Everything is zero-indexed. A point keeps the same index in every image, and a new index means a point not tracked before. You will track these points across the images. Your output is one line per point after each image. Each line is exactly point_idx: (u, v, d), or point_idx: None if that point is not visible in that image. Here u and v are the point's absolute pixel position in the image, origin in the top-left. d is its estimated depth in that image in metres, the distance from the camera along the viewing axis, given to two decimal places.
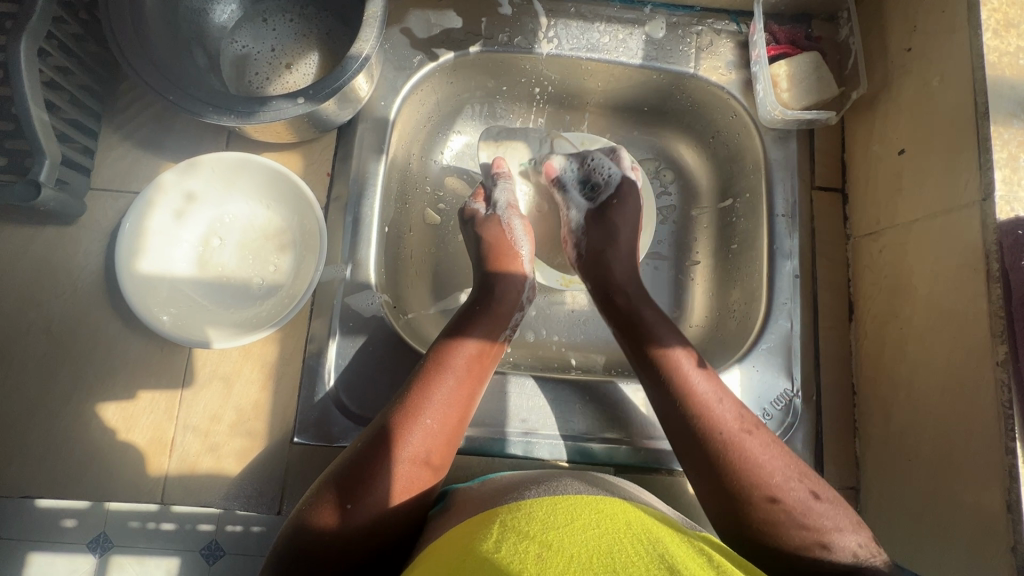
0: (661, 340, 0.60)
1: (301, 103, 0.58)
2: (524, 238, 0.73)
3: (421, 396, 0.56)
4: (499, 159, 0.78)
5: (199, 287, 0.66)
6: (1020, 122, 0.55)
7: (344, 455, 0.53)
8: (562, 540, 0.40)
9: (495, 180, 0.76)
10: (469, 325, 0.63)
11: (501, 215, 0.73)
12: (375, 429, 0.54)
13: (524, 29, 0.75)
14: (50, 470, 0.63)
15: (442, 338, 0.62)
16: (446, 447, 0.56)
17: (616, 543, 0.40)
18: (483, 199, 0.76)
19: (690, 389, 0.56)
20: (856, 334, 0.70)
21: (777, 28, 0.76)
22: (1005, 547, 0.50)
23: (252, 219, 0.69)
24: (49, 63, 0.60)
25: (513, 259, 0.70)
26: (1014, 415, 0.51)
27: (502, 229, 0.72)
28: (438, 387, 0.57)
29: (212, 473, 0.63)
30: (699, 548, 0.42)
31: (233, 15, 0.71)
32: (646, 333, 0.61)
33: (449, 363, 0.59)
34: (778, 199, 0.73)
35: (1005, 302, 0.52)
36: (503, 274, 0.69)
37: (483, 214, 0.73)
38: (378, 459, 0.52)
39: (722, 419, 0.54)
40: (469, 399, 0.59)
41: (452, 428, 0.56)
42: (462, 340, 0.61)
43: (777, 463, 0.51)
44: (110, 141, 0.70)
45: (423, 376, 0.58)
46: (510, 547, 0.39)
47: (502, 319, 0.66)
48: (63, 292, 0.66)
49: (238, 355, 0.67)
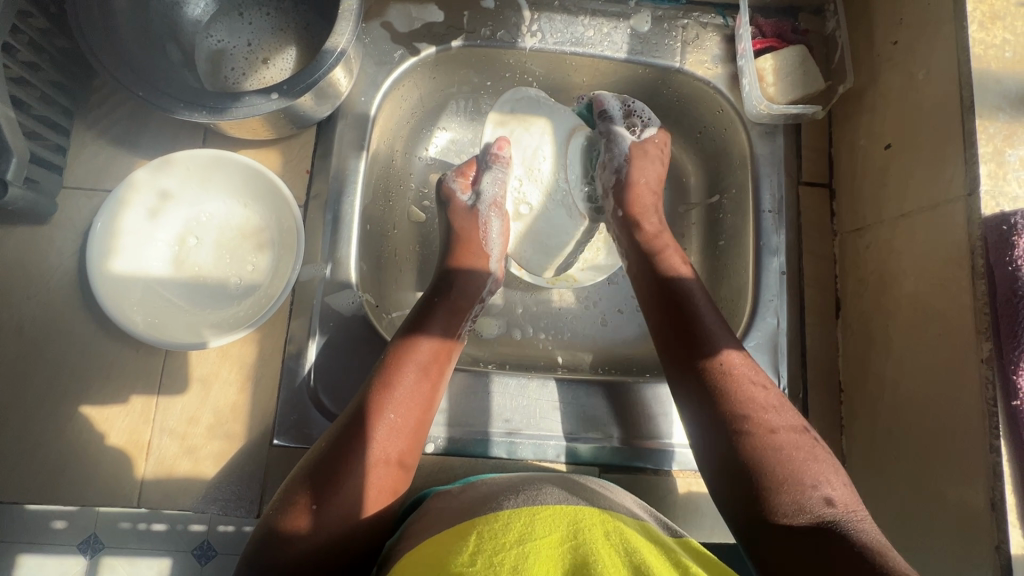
0: (710, 333, 0.58)
1: (276, 99, 0.57)
2: (500, 237, 0.72)
3: (382, 400, 0.55)
4: (503, 141, 0.73)
5: (175, 287, 0.65)
6: (1005, 115, 0.54)
7: (309, 455, 0.53)
8: (537, 554, 0.39)
9: (490, 163, 0.73)
10: (426, 322, 0.62)
11: (483, 211, 0.71)
12: (338, 429, 0.54)
13: (507, 23, 0.74)
14: (24, 476, 0.62)
15: (400, 333, 0.61)
16: (410, 448, 0.55)
17: (592, 556, 0.39)
18: (470, 180, 0.73)
19: (735, 389, 0.54)
20: (843, 330, 0.70)
21: (763, 21, 0.75)
22: (989, 546, 0.49)
23: (229, 217, 0.68)
24: (16, 58, 0.58)
25: (477, 238, 0.70)
26: (998, 413, 0.50)
27: (476, 220, 0.70)
28: (400, 381, 0.56)
29: (190, 477, 0.62)
30: (677, 561, 0.41)
31: (208, 10, 0.70)
32: (697, 326, 0.59)
33: (409, 359, 0.58)
34: (765, 195, 0.72)
35: (989, 299, 0.52)
36: (457, 268, 0.67)
37: (464, 203, 0.71)
38: (341, 463, 0.51)
39: (757, 413, 0.53)
40: (433, 390, 0.59)
41: (413, 425, 0.56)
42: (417, 340, 0.60)
43: (814, 464, 0.50)
44: (83, 140, 0.69)
45: (381, 378, 0.57)
46: (486, 560, 0.39)
47: (460, 310, 0.65)
48: (36, 294, 0.65)
49: (215, 357, 0.65)
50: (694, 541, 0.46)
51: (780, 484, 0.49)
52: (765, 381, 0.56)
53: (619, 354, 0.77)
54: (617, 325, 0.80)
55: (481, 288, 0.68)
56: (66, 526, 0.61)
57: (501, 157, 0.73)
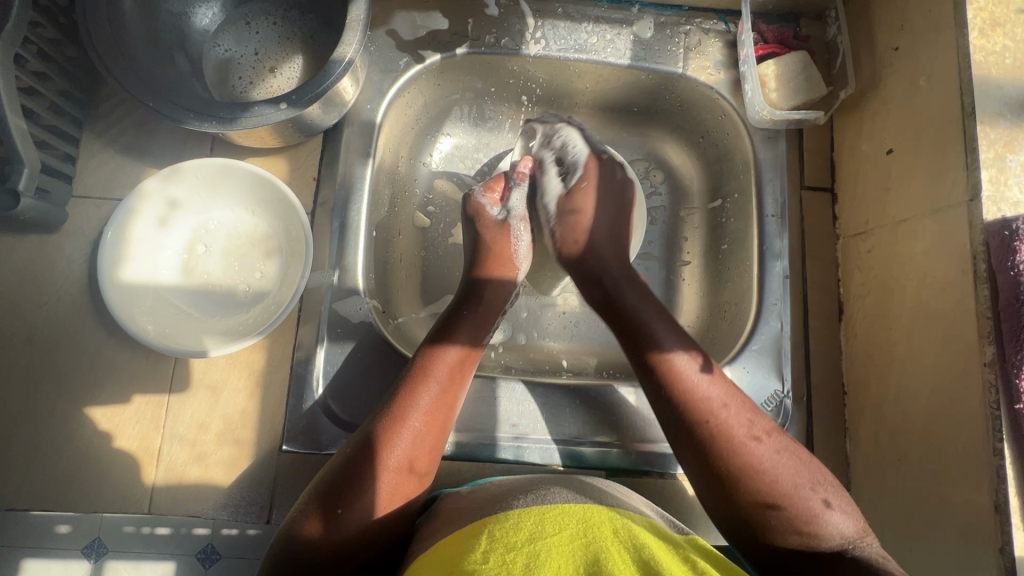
0: (660, 343, 0.58)
1: (285, 109, 0.57)
2: (525, 255, 0.70)
3: (407, 404, 0.56)
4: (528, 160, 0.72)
5: (185, 295, 0.66)
6: (1007, 122, 0.55)
7: (328, 465, 0.54)
8: (549, 550, 0.40)
9: (517, 180, 0.71)
10: (451, 331, 0.62)
11: (516, 225, 0.69)
12: (358, 438, 0.55)
13: (511, 30, 0.75)
14: (35, 482, 0.62)
15: (425, 344, 0.61)
16: (430, 456, 0.56)
17: (602, 553, 0.40)
18: (499, 196, 0.71)
19: (694, 402, 0.54)
20: (846, 334, 0.70)
21: (765, 27, 0.76)
22: (993, 547, 0.50)
23: (237, 225, 0.69)
24: (26, 68, 0.59)
25: (507, 256, 0.68)
26: (1002, 416, 0.51)
27: (506, 236, 0.69)
28: (423, 392, 0.57)
29: (200, 483, 0.63)
30: (685, 557, 0.42)
31: (215, 19, 0.70)
32: (647, 339, 0.58)
33: (432, 370, 0.58)
34: (768, 200, 0.73)
35: (992, 304, 0.52)
36: (487, 279, 0.67)
37: (494, 216, 0.70)
38: (359, 473, 0.52)
39: (726, 422, 0.53)
40: (454, 400, 0.59)
41: (435, 434, 0.56)
42: (441, 350, 0.60)
43: (791, 473, 0.50)
44: (92, 148, 0.69)
45: (409, 385, 0.57)
46: (498, 558, 0.39)
47: (487, 319, 0.65)
48: (47, 301, 0.66)
49: (224, 364, 0.66)
50: (703, 541, 0.46)
51: (765, 497, 0.49)
52: (725, 382, 0.56)
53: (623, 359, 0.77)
54: None
55: (509, 297, 0.68)
56: (73, 530, 0.61)
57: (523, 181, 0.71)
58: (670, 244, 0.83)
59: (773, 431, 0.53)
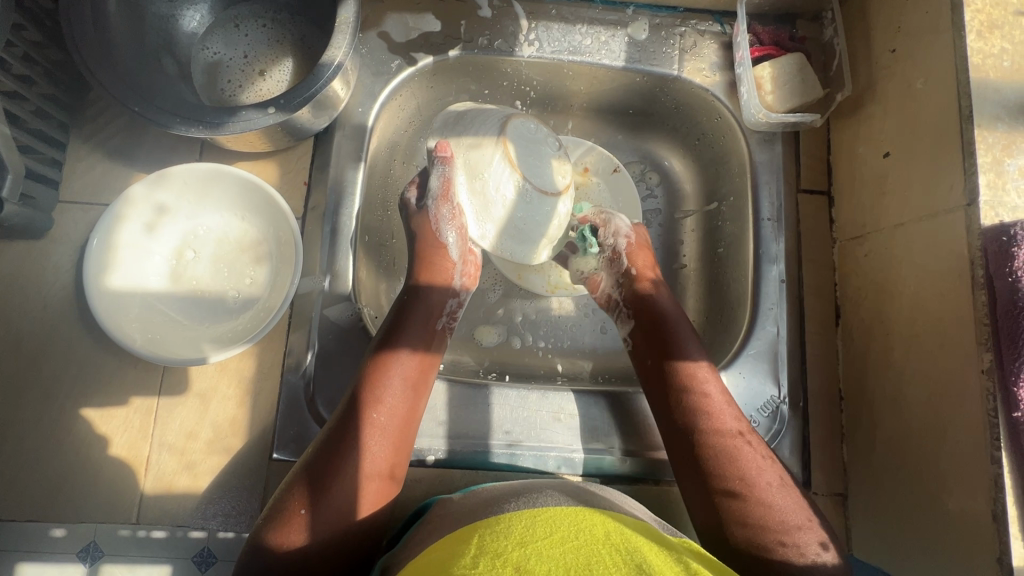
0: (682, 343, 0.62)
1: (274, 113, 0.57)
2: (453, 231, 0.67)
3: (370, 403, 0.56)
4: (444, 145, 0.65)
5: (174, 302, 0.65)
6: (1004, 125, 0.55)
7: (296, 471, 0.53)
8: (540, 553, 0.38)
9: (433, 164, 0.66)
10: (404, 329, 0.61)
11: (430, 205, 0.67)
12: (322, 441, 0.54)
13: (504, 32, 0.74)
14: (22, 493, 0.61)
15: (377, 345, 0.60)
16: (398, 455, 0.56)
17: (595, 556, 0.39)
18: (419, 185, 0.69)
19: (696, 392, 0.59)
20: (842, 338, 0.70)
21: (761, 29, 0.75)
22: (991, 557, 0.49)
23: (226, 230, 0.68)
24: (9, 72, 0.58)
25: (432, 240, 0.67)
26: (999, 424, 0.50)
27: (430, 225, 0.67)
28: (385, 394, 0.56)
29: (190, 492, 0.62)
30: (679, 559, 0.41)
31: (204, 22, 0.69)
32: (671, 339, 0.63)
33: (389, 371, 0.58)
34: (763, 204, 0.72)
35: (989, 310, 0.52)
36: (426, 282, 0.65)
37: (415, 206, 0.68)
38: (329, 481, 0.51)
39: (720, 418, 0.57)
40: (415, 399, 0.58)
41: (396, 434, 0.56)
42: (397, 351, 0.59)
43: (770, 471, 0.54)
44: (79, 153, 0.68)
45: (368, 384, 0.57)
46: (488, 561, 0.38)
47: (433, 316, 0.64)
48: (33, 309, 0.65)
49: (214, 372, 0.65)
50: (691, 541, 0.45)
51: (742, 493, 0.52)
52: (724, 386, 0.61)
53: (620, 364, 0.77)
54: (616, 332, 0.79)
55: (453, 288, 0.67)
56: (66, 533, 0.60)
57: (444, 157, 0.65)
58: (667, 247, 0.82)
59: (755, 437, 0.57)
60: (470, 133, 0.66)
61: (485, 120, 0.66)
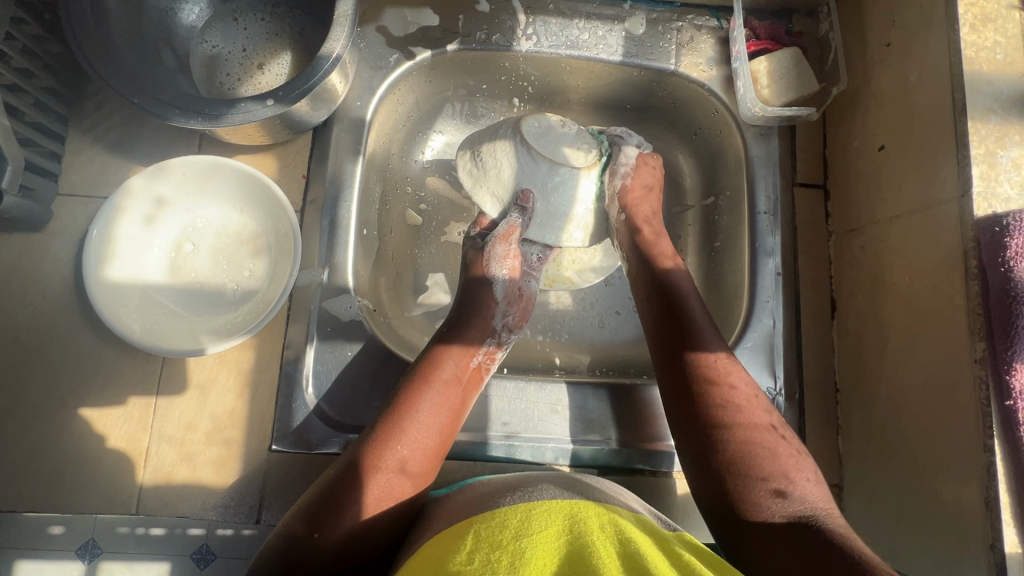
0: (703, 329, 0.59)
1: (272, 105, 0.57)
2: (506, 264, 0.68)
3: (408, 410, 0.56)
4: (526, 192, 0.69)
5: (173, 294, 0.65)
6: (998, 117, 0.55)
7: (321, 479, 0.53)
8: (534, 548, 0.39)
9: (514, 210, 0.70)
10: (451, 339, 0.62)
11: (487, 243, 0.68)
12: (353, 450, 0.54)
13: (502, 26, 0.74)
14: (21, 484, 0.61)
15: (424, 350, 0.62)
16: (426, 462, 0.55)
17: (588, 548, 0.39)
18: (486, 221, 0.72)
19: (715, 374, 0.56)
20: (838, 331, 0.70)
21: (757, 24, 0.75)
22: (984, 544, 0.50)
23: (225, 223, 0.68)
24: (9, 65, 0.58)
25: (482, 266, 0.67)
26: (992, 413, 0.51)
27: (483, 254, 0.68)
28: (420, 405, 0.56)
29: (190, 484, 0.62)
30: (671, 550, 0.41)
31: (202, 15, 0.70)
32: (692, 322, 0.60)
33: (428, 381, 0.58)
34: (760, 197, 0.73)
35: (982, 300, 0.52)
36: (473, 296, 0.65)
37: (478, 238, 0.71)
38: (350, 486, 0.51)
39: (739, 404, 0.54)
40: (451, 415, 0.58)
41: (429, 448, 0.56)
42: (442, 360, 0.60)
43: (796, 464, 0.52)
44: (78, 146, 0.69)
45: (403, 394, 0.57)
46: (483, 557, 0.38)
47: (477, 336, 0.63)
48: (32, 301, 0.65)
49: (213, 363, 0.65)
50: (689, 534, 0.46)
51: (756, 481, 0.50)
52: (747, 376, 0.58)
53: (617, 357, 0.77)
54: (614, 326, 0.80)
55: (496, 307, 0.66)
56: (65, 531, 0.61)
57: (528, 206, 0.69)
58: None
59: (779, 428, 0.54)
60: (493, 147, 0.71)
61: (500, 130, 0.71)
